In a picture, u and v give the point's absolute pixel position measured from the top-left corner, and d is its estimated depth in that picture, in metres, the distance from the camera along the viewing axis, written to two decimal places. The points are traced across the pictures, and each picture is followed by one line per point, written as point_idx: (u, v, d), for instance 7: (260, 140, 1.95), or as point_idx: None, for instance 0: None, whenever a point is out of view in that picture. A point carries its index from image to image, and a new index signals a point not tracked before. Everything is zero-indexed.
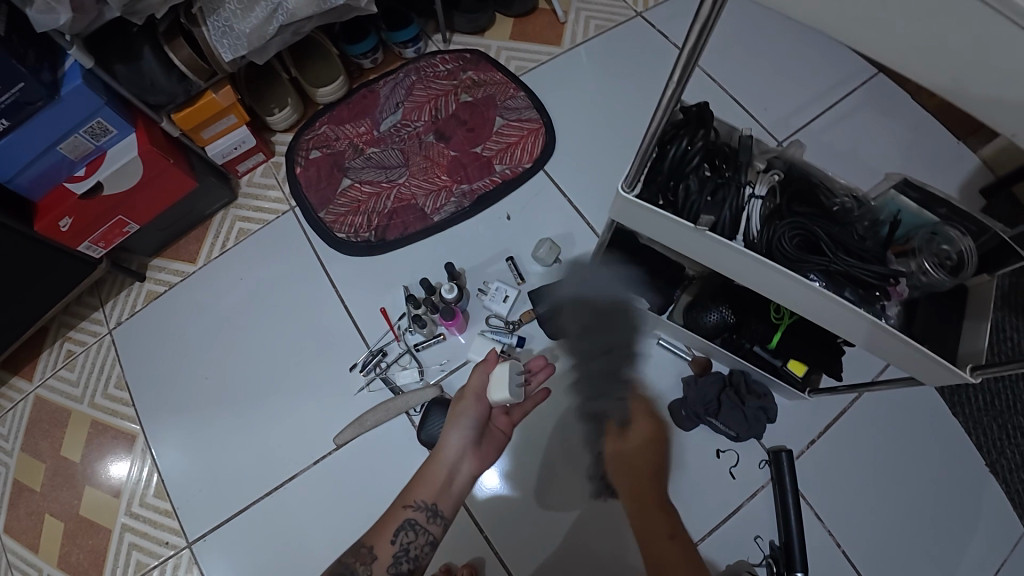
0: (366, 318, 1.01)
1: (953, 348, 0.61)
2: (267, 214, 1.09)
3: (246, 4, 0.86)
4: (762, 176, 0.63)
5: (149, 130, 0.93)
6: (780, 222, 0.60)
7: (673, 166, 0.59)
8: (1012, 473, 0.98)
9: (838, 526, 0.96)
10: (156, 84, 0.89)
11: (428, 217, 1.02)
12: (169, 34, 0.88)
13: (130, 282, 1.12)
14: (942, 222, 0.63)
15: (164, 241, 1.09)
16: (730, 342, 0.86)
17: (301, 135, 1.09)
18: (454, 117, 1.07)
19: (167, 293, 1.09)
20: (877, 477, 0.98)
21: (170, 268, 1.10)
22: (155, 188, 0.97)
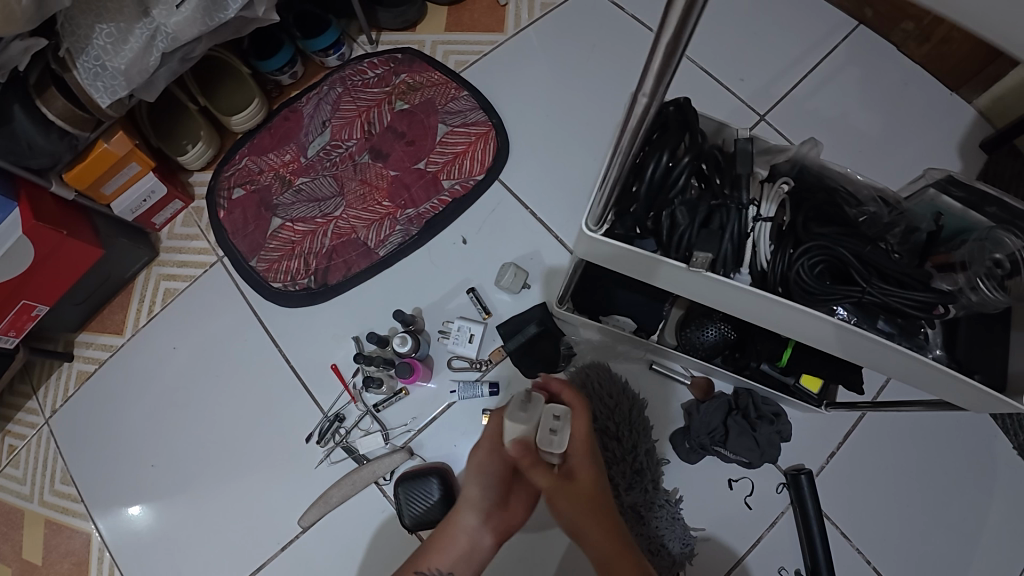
0: (315, 378, 0.88)
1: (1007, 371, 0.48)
2: (193, 269, 0.95)
3: (118, 36, 0.72)
4: (769, 190, 0.50)
5: (36, 198, 0.79)
6: (795, 249, 0.46)
7: (653, 190, 0.46)
8: None
9: (866, 540, 0.84)
10: (35, 146, 0.75)
11: (373, 252, 0.88)
12: (41, 85, 0.74)
13: (59, 364, 0.97)
14: (995, 225, 0.49)
15: (87, 312, 0.96)
16: (732, 361, 0.74)
17: (221, 172, 0.96)
18: (391, 130, 0.93)
19: (100, 371, 0.95)
20: (912, 480, 0.86)
21: (96, 343, 0.96)
22: (58, 262, 0.83)
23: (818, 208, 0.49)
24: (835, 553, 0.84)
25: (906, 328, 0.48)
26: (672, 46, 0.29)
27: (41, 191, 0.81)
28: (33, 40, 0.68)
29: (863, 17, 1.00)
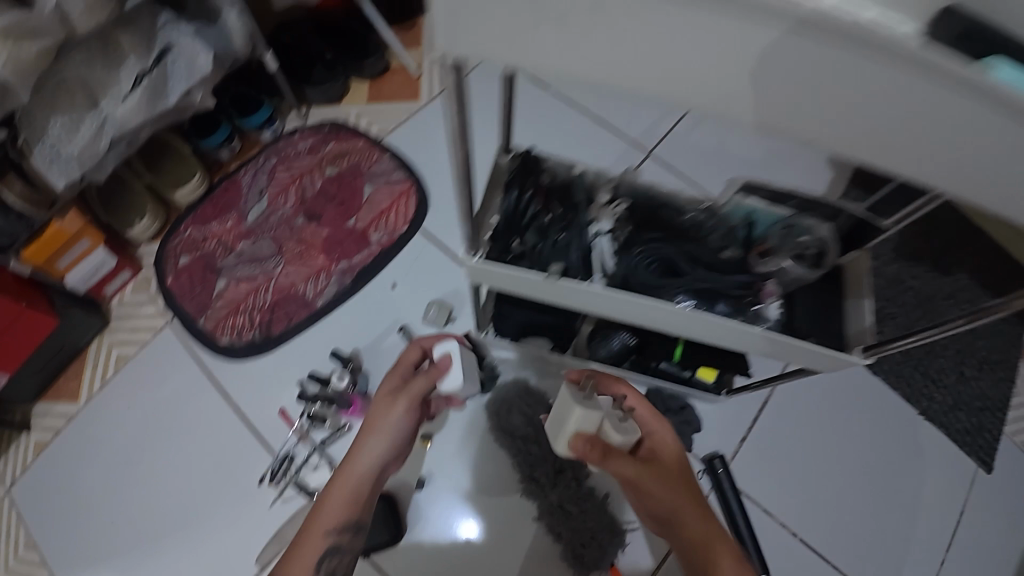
0: (264, 424, 0.94)
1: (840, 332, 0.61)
2: (143, 333, 1.02)
3: (71, 124, 0.84)
4: (606, 211, 0.60)
5: None
6: (633, 251, 0.59)
7: (508, 220, 0.58)
8: (947, 415, 1.03)
9: (805, 518, 0.97)
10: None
11: (311, 303, 0.97)
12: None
13: (16, 435, 1.01)
14: (795, 214, 0.60)
15: (44, 381, 1.00)
16: (639, 364, 0.84)
17: (167, 242, 1.03)
18: (322, 193, 1.03)
19: (59, 437, 0.99)
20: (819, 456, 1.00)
21: (53, 411, 1.01)
22: (14, 335, 0.89)
23: (652, 225, 0.61)
24: (768, 532, 0.96)
25: (740, 311, 0.59)
26: (460, 112, 0.40)
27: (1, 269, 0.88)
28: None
29: None
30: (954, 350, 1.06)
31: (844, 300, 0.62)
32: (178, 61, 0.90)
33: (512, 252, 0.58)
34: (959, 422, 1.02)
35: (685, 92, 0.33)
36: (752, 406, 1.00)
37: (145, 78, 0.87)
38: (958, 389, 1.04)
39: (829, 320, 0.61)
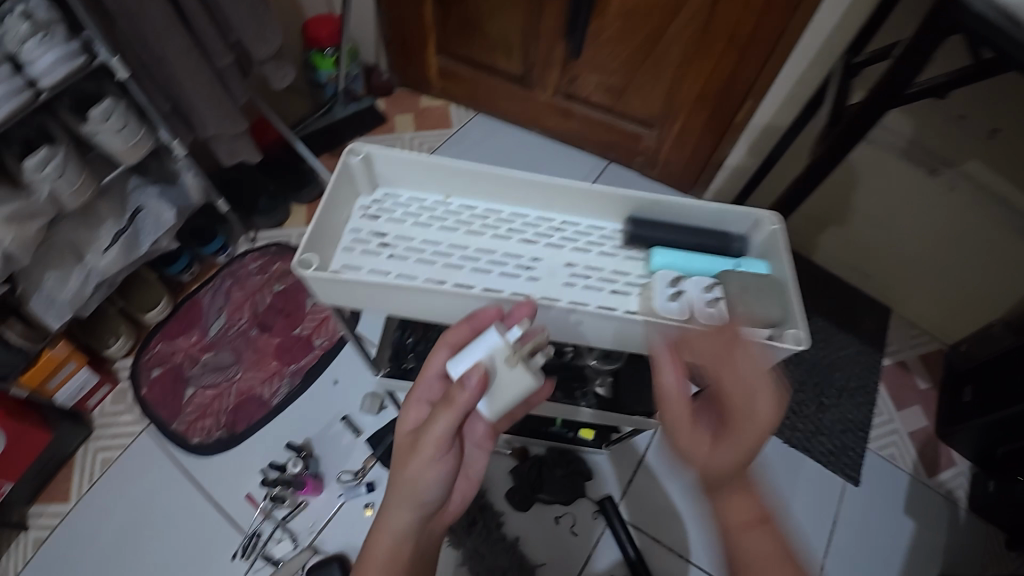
0: (234, 507, 1.12)
1: (650, 399, 0.87)
2: (125, 437, 1.19)
3: (64, 275, 1.04)
4: None
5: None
6: None
7: (398, 349, 0.82)
8: (809, 440, 1.33)
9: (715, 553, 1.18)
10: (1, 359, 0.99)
11: (268, 401, 1.18)
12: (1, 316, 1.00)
13: (10, 538, 1.12)
14: None
15: (38, 486, 1.14)
16: (534, 429, 1.07)
17: (140, 357, 1.22)
18: (272, 307, 1.26)
19: (51, 536, 1.12)
20: (700, 485, 1.25)
21: (48, 510, 1.14)
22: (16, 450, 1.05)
23: None
24: None
25: (570, 394, 0.84)
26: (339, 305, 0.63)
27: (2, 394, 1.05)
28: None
29: (607, 160, 1.52)
30: (813, 385, 1.39)
31: (655, 379, 0.86)
32: (147, 218, 1.14)
33: (404, 368, 0.81)
34: (824, 443, 1.33)
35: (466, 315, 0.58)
36: (637, 448, 1.26)
37: (122, 234, 1.10)
38: (819, 417, 1.36)
39: (641, 392, 0.86)
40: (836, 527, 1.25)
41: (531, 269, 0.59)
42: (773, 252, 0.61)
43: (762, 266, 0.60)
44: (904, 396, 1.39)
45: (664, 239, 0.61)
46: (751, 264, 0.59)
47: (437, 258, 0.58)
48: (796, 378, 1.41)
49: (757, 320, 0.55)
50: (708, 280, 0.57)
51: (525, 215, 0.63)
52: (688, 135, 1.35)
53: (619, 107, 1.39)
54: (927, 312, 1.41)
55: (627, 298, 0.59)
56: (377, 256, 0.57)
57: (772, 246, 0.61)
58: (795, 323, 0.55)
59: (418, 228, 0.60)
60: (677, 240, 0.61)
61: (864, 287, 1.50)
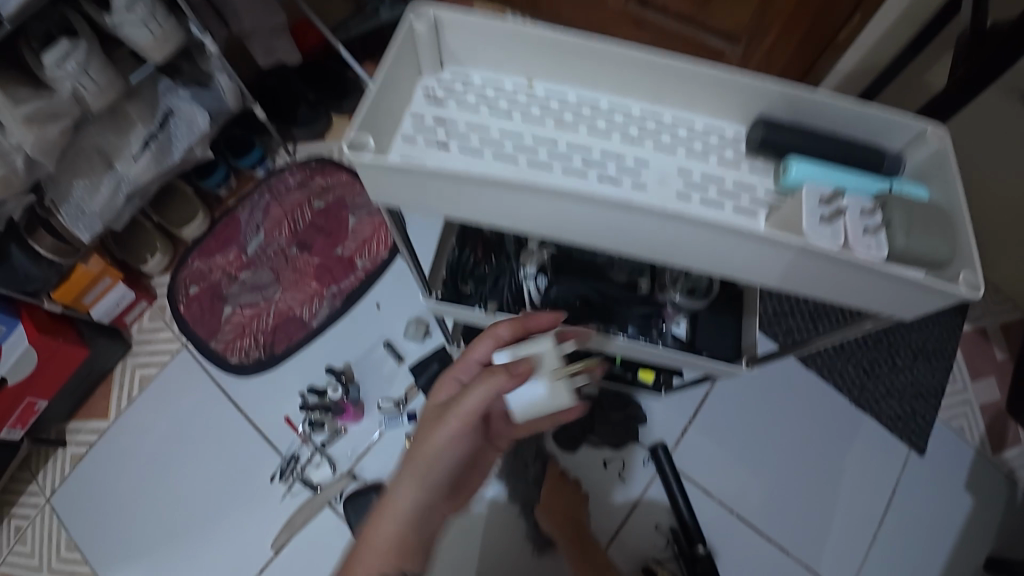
0: (273, 430, 1.08)
1: (734, 344, 0.76)
2: (163, 355, 1.16)
3: (92, 185, 0.98)
4: (534, 256, 0.74)
5: (32, 313, 1.02)
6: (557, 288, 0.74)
7: (457, 272, 0.76)
8: (878, 402, 1.21)
9: (759, 511, 1.13)
10: (30, 275, 0.98)
11: (308, 323, 1.11)
12: (31, 227, 0.98)
13: (55, 450, 1.15)
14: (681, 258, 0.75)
15: (75, 402, 1.14)
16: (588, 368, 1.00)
17: (177, 274, 1.17)
18: (312, 225, 1.18)
19: (90, 452, 1.13)
20: (756, 437, 1.17)
21: (86, 428, 1.15)
22: (52, 365, 1.04)
23: (571, 267, 0.75)
24: (714, 516, 1.12)
25: (645, 330, 0.74)
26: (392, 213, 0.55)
27: (33, 309, 1.03)
28: (24, 194, 0.91)
29: None
30: (888, 344, 1.25)
31: (740, 320, 0.78)
32: (179, 123, 1.05)
33: (462, 294, 0.75)
34: (891, 407, 1.20)
35: (544, 223, 0.49)
36: (693, 398, 1.18)
37: (152, 141, 1.01)
38: (891, 378, 1.22)
39: (723, 336, 0.76)
40: (894, 500, 1.15)
41: (636, 174, 0.50)
42: (936, 172, 0.50)
43: (921, 190, 0.49)
44: (981, 364, 1.24)
45: (801, 147, 0.50)
46: (908, 187, 0.49)
47: (521, 155, 0.49)
48: (869, 335, 1.26)
49: (917, 258, 0.46)
50: (869, 202, 0.46)
51: (625, 108, 0.53)
52: (780, 52, 1.19)
53: (702, 17, 1.22)
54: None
55: (752, 218, 0.50)
56: (448, 149, 0.48)
57: (936, 166, 0.50)
58: (967, 263, 0.46)
59: (497, 116, 0.51)
60: (819, 149, 0.50)
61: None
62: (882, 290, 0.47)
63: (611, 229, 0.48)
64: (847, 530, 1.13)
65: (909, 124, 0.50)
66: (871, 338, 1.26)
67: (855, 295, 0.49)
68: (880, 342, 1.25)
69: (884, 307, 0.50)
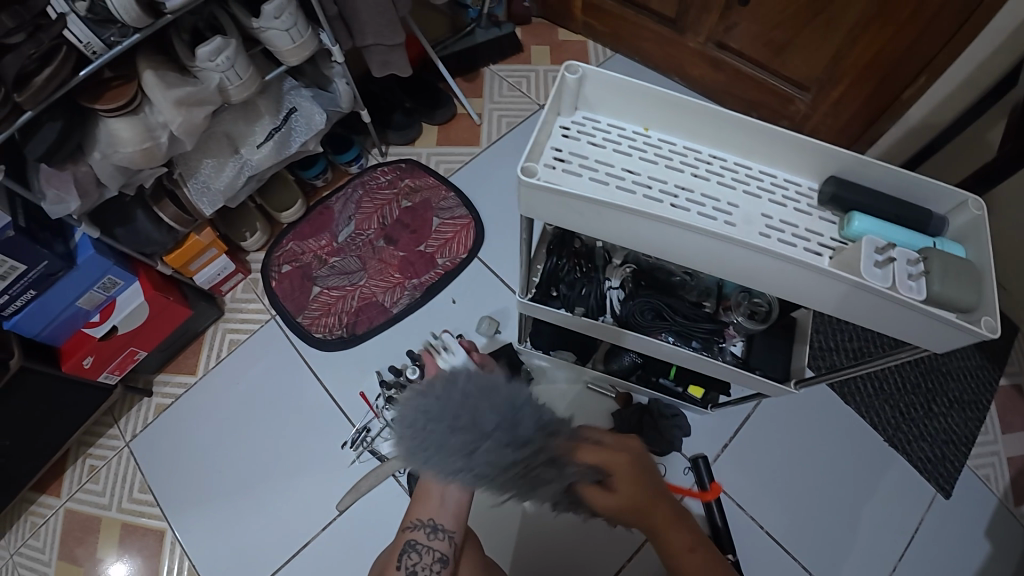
0: (347, 402, 1.20)
1: (788, 366, 0.85)
2: (252, 323, 1.28)
3: (218, 166, 1.11)
4: (617, 271, 0.86)
5: (149, 273, 1.12)
6: (636, 300, 0.83)
7: (547, 276, 0.85)
8: (910, 443, 1.27)
9: (786, 534, 1.20)
10: (151, 237, 1.08)
11: (388, 310, 1.23)
12: (156, 197, 1.09)
13: (138, 399, 1.26)
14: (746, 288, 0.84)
15: (166, 357, 1.26)
16: (643, 378, 1.08)
17: (273, 253, 1.29)
18: (399, 222, 1.30)
19: (174, 403, 1.25)
20: (791, 462, 1.25)
21: (173, 381, 1.26)
22: (157, 321, 1.16)
23: (648, 282, 0.85)
24: (744, 532, 1.20)
25: (707, 346, 0.84)
26: (525, 231, 0.65)
27: (148, 269, 1.14)
28: (157, 168, 1.03)
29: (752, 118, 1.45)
30: (926, 390, 1.32)
31: (791, 347, 0.86)
32: (299, 119, 1.17)
33: (550, 295, 0.85)
34: (925, 450, 1.27)
35: (657, 245, 0.58)
36: (733, 420, 1.26)
37: (276, 132, 1.14)
38: (925, 423, 1.29)
39: (778, 359, 0.85)
40: (917, 540, 1.21)
41: (728, 214, 0.59)
42: (973, 236, 0.58)
43: (959, 249, 0.58)
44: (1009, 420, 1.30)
45: (865, 204, 0.59)
46: (950, 246, 0.58)
47: (638, 188, 0.58)
48: (910, 380, 1.33)
49: (952, 304, 0.54)
50: (915, 254, 0.55)
51: (721, 159, 0.62)
52: (848, 102, 1.27)
53: (774, 63, 1.31)
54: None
55: (818, 258, 0.58)
56: (578, 178, 0.57)
57: (974, 231, 0.59)
58: (988, 310, 0.55)
59: (617, 154, 0.60)
60: (879, 206, 0.59)
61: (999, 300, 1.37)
62: (917, 326, 0.56)
63: (712, 256, 0.58)
64: (869, 561, 1.19)
65: (954, 194, 0.59)
66: (911, 383, 1.32)
67: (893, 327, 0.58)
68: (918, 387, 1.32)
69: (915, 341, 0.58)
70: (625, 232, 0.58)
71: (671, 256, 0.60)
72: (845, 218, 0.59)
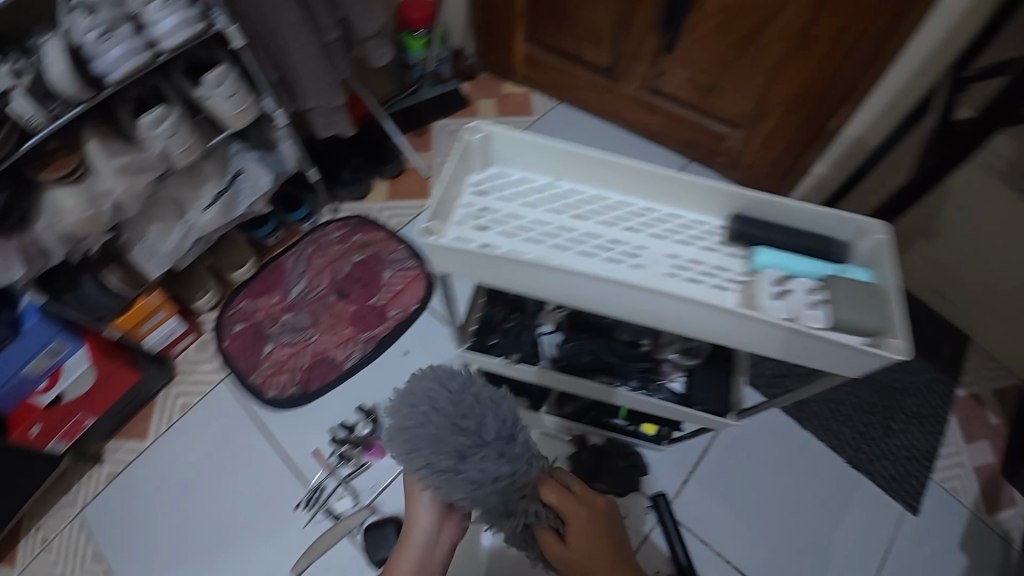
0: (301, 460, 1.18)
1: (729, 397, 0.84)
2: (204, 385, 1.26)
3: (165, 229, 1.11)
4: (551, 316, 0.87)
5: (94, 338, 1.10)
6: (571, 344, 0.85)
7: (483, 324, 0.86)
8: (872, 464, 1.29)
9: (753, 566, 1.19)
10: (98, 302, 1.06)
11: (340, 365, 1.23)
12: (103, 262, 1.09)
13: (89, 467, 1.21)
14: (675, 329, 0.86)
15: (118, 422, 1.23)
16: (596, 420, 1.09)
17: (225, 312, 1.29)
18: (350, 276, 1.32)
19: (126, 469, 1.21)
20: (751, 493, 1.25)
21: (124, 447, 1.23)
22: (105, 386, 1.14)
23: (583, 326, 0.86)
24: (710, 568, 1.19)
25: (644, 385, 0.84)
26: (445, 283, 0.67)
27: (96, 336, 1.11)
28: (103, 234, 1.03)
29: (691, 157, 1.51)
30: (883, 408, 1.35)
31: (732, 378, 0.85)
32: (246, 181, 1.19)
33: (487, 343, 0.86)
34: (886, 469, 1.28)
35: (569, 294, 0.60)
36: (691, 453, 1.27)
37: (222, 195, 1.16)
38: (885, 442, 1.31)
39: (719, 390, 0.84)
40: (888, 564, 1.20)
41: (635, 257, 0.61)
42: (878, 261, 0.60)
43: (865, 274, 0.59)
44: (974, 432, 1.32)
45: (768, 239, 0.61)
46: (853, 272, 0.59)
47: (546, 239, 0.60)
48: (866, 399, 1.35)
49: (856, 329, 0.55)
50: (814, 283, 0.58)
51: (630, 204, 0.64)
52: (778, 138, 1.33)
53: (706, 104, 1.38)
54: (1012, 344, 1.34)
55: (724, 294, 0.60)
56: (487, 231, 0.59)
57: (879, 255, 0.60)
58: (897, 333, 0.55)
59: (526, 207, 0.62)
60: (781, 239, 0.61)
61: (945, 312, 1.43)
62: (827, 357, 0.57)
63: (622, 301, 0.59)
64: None
65: (858, 219, 0.61)
66: (866, 403, 1.35)
67: (807, 357, 0.58)
68: (874, 407, 1.34)
69: (832, 368, 0.58)
70: (537, 283, 0.59)
71: (585, 303, 0.61)
72: (750, 253, 0.62)
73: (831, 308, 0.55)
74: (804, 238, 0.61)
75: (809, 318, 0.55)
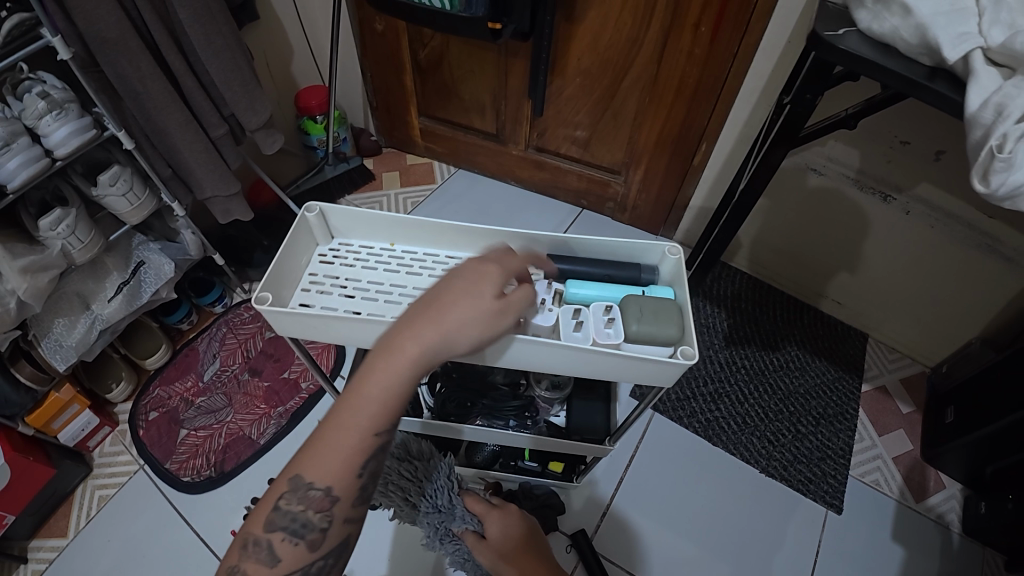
0: (218, 543, 1.16)
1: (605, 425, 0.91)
2: (122, 476, 1.24)
3: (71, 322, 1.13)
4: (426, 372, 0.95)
5: (8, 436, 1.09)
6: (444, 394, 0.92)
7: None
8: (786, 469, 1.34)
9: None
10: (9, 399, 1.06)
11: (256, 441, 1.26)
12: (13, 358, 1.09)
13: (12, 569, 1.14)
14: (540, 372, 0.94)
15: (38, 520, 1.17)
16: (506, 465, 1.13)
17: (139, 401, 1.30)
18: (262, 353, 1.38)
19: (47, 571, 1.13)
20: (677, 515, 1.27)
21: (45, 546, 1.16)
22: (19, 485, 1.08)
23: (461, 380, 0.93)
24: None
25: (522, 422, 0.91)
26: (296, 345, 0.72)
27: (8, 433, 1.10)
28: (11, 331, 1.04)
29: (583, 205, 1.62)
30: (789, 414, 1.42)
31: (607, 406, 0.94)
32: (149, 271, 1.23)
33: None
34: (800, 471, 1.34)
35: None
36: (609, 485, 1.30)
37: (125, 287, 1.19)
38: (796, 445, 1.37)
39: (594, 418, 0.92)
40: (819, 562, 1.23)
41: None
42: (678, 278, 0.68)
43: (669, 291, 0.67)
44: (884, 421, 1.41)
45: (578, 272, 0.69)
46: (659, 290, 0.67)
47: (379, 296, 0.67)
48: (771, 408, 1.43)
49: (655, 340, 0.61)
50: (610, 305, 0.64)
51: (459, 256, 0.72)
52: (652, 181, 1.45)
53: (590, 157, 1.50)
54: (909, 335, 1.46)
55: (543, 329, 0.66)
56: (328, 295, 0.66)
57: (677, 274, 0.68)
58: (689, 340, 0.62)
59: (364, 270, 0.69)
60: (592, 273, 0.69)
61: (838, 314, 1.56)
62: (639, 371, 0.62)
63: None
64: None
65: (656, 245, 0.70)
66: (772, 413, 1.42)
67: (622, 373, 0.64)
68: (780, 414, 1.41)
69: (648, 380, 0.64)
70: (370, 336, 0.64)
71: None
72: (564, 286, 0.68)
73: (631, 323, 0.61)
74: (610, 266, 0.69)
75: (607, 336, 0.62)
